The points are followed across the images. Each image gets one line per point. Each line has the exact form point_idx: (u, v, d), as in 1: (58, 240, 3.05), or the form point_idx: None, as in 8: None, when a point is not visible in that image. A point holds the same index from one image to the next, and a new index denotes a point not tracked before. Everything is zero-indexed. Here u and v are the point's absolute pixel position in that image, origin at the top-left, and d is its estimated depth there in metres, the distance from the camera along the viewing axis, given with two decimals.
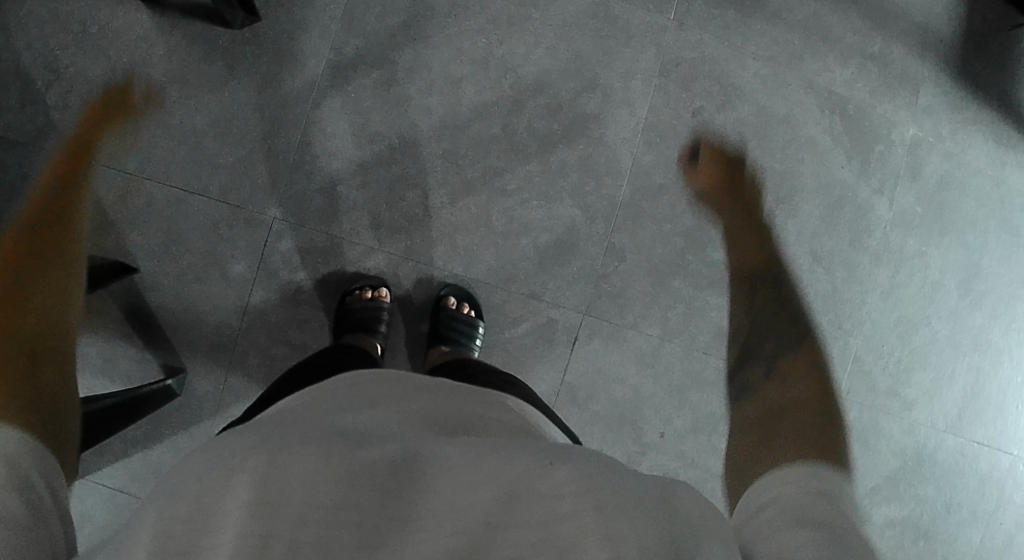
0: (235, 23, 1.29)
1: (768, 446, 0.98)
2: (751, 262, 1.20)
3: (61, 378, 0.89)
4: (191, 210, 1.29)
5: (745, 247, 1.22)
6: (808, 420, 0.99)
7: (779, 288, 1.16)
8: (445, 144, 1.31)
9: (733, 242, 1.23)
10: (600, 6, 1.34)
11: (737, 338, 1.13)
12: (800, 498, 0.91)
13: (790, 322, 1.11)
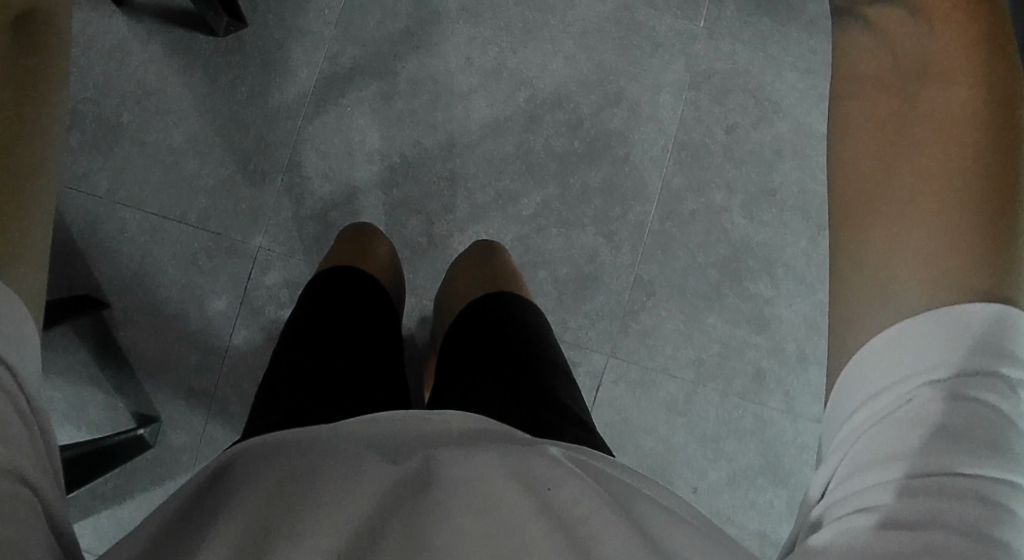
0: (218, 29, 1.15)
1: (884, 224, 0.73)
2: (981, 58, 0.75)
3: (26, 198, 0.67)
4: (167, 238, 1.15)
5: (892, 22, 0.79)
6: (939, 212, 0.71)
7: (933, 78, 0.75)
8: (451, 165, 1.17)
9: (918, 25, 0.77)
10: (625, 11, 1.20)
11: (856, 90, 0.79)
12: (942, 363, 0.66)
13: (920, 136, 0.74)
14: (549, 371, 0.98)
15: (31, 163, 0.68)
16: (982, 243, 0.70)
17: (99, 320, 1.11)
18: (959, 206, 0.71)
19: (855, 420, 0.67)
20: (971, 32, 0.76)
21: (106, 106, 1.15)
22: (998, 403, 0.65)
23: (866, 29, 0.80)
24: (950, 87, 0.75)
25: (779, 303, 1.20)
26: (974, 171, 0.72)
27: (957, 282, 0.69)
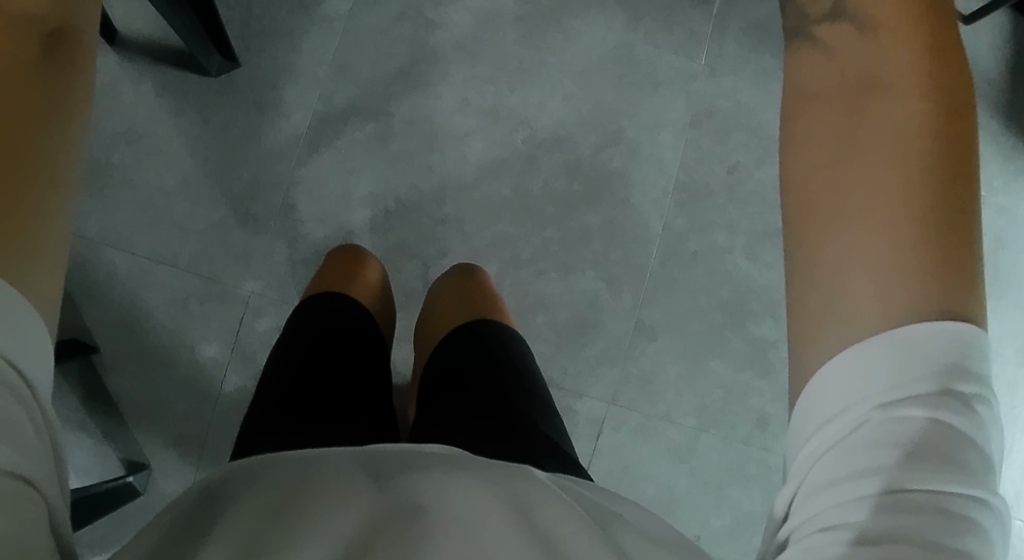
0: (211, 69, 1.12)
1: (839, 246, 0.69)
2: (924, 78, 0.71)
3: (47, 216, 0.64)
4: (157, 281, 1.12)
5: (839, 39, 0.76)
6: (892, 225, 0.68)
7: (880, 91, 0.72)
8: (448, 207, 1.14)
9: (864, 39, 0.74)
10: (625, 49, 1.18)
11: (804, 107, 0.76)
12: (896, 386, 0.63)
13: (871, 143, 0.71)
14: (527, 394, 0.94)
15: (53, 180, 0.64)
16: (941, 258, 0.66)
17: (84, 365, 1.09)
18: (913, 220, 0.67)
19: (811, 443, 0.65)
20: (923, 44, 0.72)
21: (94, 146, 1.12)
22: (955, 421, 0.62)
23: (815, 48, 0.78)
24: (900, 96, 0.71)
25: (784, 347, 1.18)
26: (931, 177, 0.68)
27: (918, 294, 0.65)
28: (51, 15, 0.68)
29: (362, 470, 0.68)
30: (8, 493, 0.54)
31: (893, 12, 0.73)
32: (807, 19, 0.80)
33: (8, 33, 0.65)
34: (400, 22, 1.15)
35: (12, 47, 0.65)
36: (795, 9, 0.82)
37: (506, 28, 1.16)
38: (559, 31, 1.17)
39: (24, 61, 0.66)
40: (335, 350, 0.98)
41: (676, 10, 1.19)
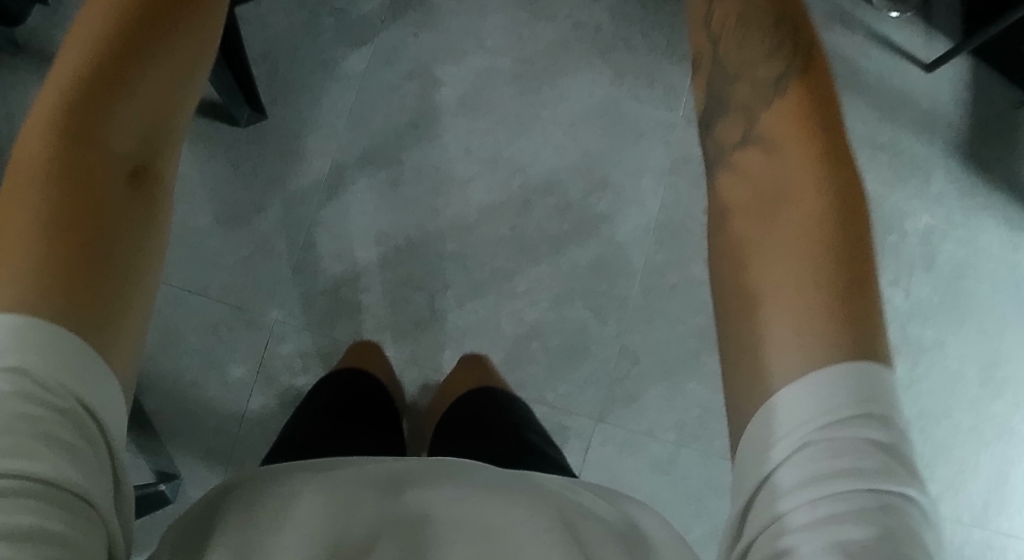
0: (241, 120, 1.26)
1: (771, 320, 0.79)
2: (824, 183, 0.82)
3: (121, 315, 0.72)
4: (190, 309, 1.25)
5: (750, 162, 0.88)
6: (811, 303, 0.77)
7: (786, 201, 0.83)
8: (452, 246, 1.28)
9: (770, 159, 0.86)
10: (610, 103, 1.32)
11: (731, 220, 0.87)
12: (830, 413, 0.72)
13: (790, 235, 0.82)
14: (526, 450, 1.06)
15: (124, 274, 0.73)
16: (852, 320, 0.76)
17: None
18: (829, 294, 0.77)
19: (768, 473, 0.72)
20: (821, 156, 0.84)
21: None
22: (881, 439, 0.71)
23: (730, 170, 0.89)
24: (803, 201, 0.82)
25: None
26: (837, 256, 0.79)
27: (834, 344, 0.75)
28: (136, 149, 0.77)
29: (376, 469, 0.83)
30: (59, 501, 0.64)
31: (791, 136, 0.86)
32: (724, 149, 0.91)
33: (100, 160, 0.74)
34: (410, 80, 1.30)
35: (104, 170, 0.74)
36: (715, 140, 0.92)
37: (503, 85, 1.31)
38: (552, 87, 1.31)
39: (112, 188, 0.74)
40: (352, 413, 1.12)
41: (656, 68, 1.33)
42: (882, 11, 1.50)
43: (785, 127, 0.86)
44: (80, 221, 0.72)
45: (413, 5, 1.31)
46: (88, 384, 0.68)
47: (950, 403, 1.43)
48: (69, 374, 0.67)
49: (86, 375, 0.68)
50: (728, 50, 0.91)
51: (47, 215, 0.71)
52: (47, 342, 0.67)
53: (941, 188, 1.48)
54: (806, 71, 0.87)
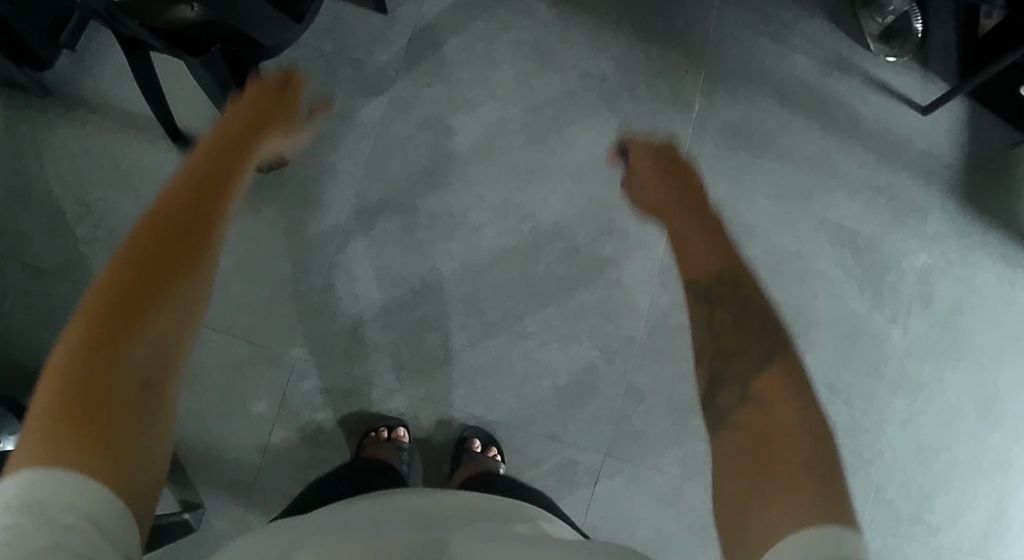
0: (263, 167, 1.32)
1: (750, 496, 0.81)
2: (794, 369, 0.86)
3: (134, 460, 0.79)
4: (215, 348, 1.29)
5: (739, 364, 0.88)
6: (788, 469, 0.80)
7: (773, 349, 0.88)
8: (464, 288, 1.33)
9: (759, 360, 0.87)
10: (615, 152, 1.38)
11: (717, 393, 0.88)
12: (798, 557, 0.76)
13: (774, 419, 0.83)
14: (519, 489, 1.08)
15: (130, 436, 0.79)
16: (828, 495, 0.79)
17: None
18: (808, 482, 0.80)
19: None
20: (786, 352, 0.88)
21: None
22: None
23: (718, 380, 0.88)
24: (786, 389, 0.85)
25: None
26: (819, 452, 0.81)
27: (803, 515, 0.78)
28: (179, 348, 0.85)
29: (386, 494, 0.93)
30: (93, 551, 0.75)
31: (779, 398, 0.84)
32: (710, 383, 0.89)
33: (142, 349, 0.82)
34: (424, 128, 1.36)
35: (140, 305, 0.82)
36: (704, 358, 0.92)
37: (513, 134, 1.37)
38: (560, 136, 1.38)
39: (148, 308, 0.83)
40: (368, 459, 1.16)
41: (660, 115, 1.41)
42: (879, 54, 1.49)
43: (778, 391, 0.85)
44: (108, 371, 0.80)
45: (427, 56, 1.37)
46: (138, 450, 0.79)
47: (949, 438, 1.42)
48: (122, 440, 0.78)
49: (138, 443, 0.80)
50: (719, 318, 0.92)
51: (73, 369, 0.79)
52: (105, 420, 0.78)
53: (938, 229, 1.47)
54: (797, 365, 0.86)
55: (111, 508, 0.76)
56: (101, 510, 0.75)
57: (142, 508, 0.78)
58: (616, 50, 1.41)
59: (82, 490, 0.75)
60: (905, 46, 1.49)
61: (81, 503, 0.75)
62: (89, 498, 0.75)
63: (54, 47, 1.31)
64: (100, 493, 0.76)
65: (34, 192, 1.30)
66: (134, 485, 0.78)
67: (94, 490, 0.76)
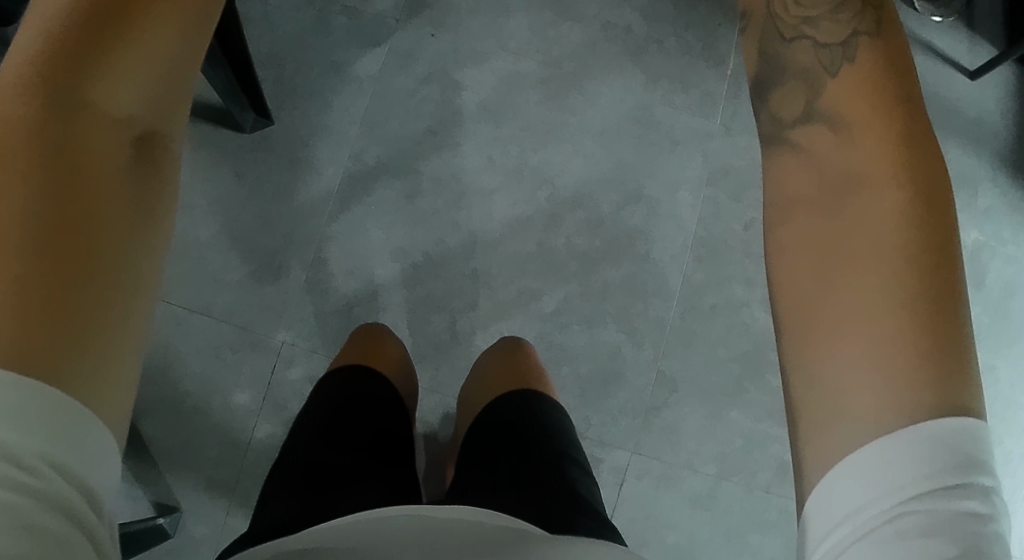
0: (246, 125, 1.17)
1: (838, 341, 0.73)
2: (898, 160, 0.78)
3: (107, 324, 0.68)
4: (191, 330, 1.14)
5: (815, 143, 0.82)
6: (890, 300, 0.73)
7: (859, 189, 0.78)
8: (472, 263, 1.18)
9: (840, 141, 0.81)
10: (641, 111, 1.23)
11: (795, 212, 0.81)
12: (927, 477, 0.65)
13: (860, 231, 0.77)
14: (560, 458, 0.93)
15: (104, 296, 0.69)
16: (943, 338, 0.71)
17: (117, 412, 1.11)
18: (908, 308, 0.72)
19: (837, 532, 0.66)
20: (897, 142, 0.78)
21: None
22: (979, 512, 0.65)
23: (794, 153, 0.83)
24: (880, 187, 0.77)
25: None
26: (923, 267, 0.73)
27: (920, 400, 0.68)
28: (151, 113, 0.77)
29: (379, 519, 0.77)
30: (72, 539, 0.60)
31: (857, 103, 0.81)
32: (782, 124, 0.84)
33: (106, 126, 0.74)
34: (427, 84, 1.21)
35: (107, 150, 0.73)
36: (770, 116, 0.86)
37: (527, 91, 1.22)
38: (579, 94, 1.23)
39: (115, 157, 0.73)
40: (367, 417, 1.00)
41: (691, 72, 1.24)
42: (925, 15, 1.35)
43: (858, 93, 0.81)
44: (75, 220, 0.69)
45: (429, 3, 1.22)
46: (70, 446, 0.62)
47: (1002, 433, 1.28)
48: (46, 441, 0.61)
49: (64, 429, 0.63)
50: (785, 5, 0.85)
51: (35, 215, 0.68)
52: (20, 406, 0.62)
53: (990, 203, 1.33)
54: (877, 46, 0.82)
55: (43, 537, 0.59)
56: (32, 546, 0.59)
57: (82, 531, 0.61)
58: None
59: (3, 523, 0.59)
60: (952, 5, 1.35)
61: (2, 539, 0.58)
62: (13, 533, 0.59)
63: None
64: (25, 524, 0.59)
65: None
66: (69, 506, 0.61)
67: (16, 521, 0.59)
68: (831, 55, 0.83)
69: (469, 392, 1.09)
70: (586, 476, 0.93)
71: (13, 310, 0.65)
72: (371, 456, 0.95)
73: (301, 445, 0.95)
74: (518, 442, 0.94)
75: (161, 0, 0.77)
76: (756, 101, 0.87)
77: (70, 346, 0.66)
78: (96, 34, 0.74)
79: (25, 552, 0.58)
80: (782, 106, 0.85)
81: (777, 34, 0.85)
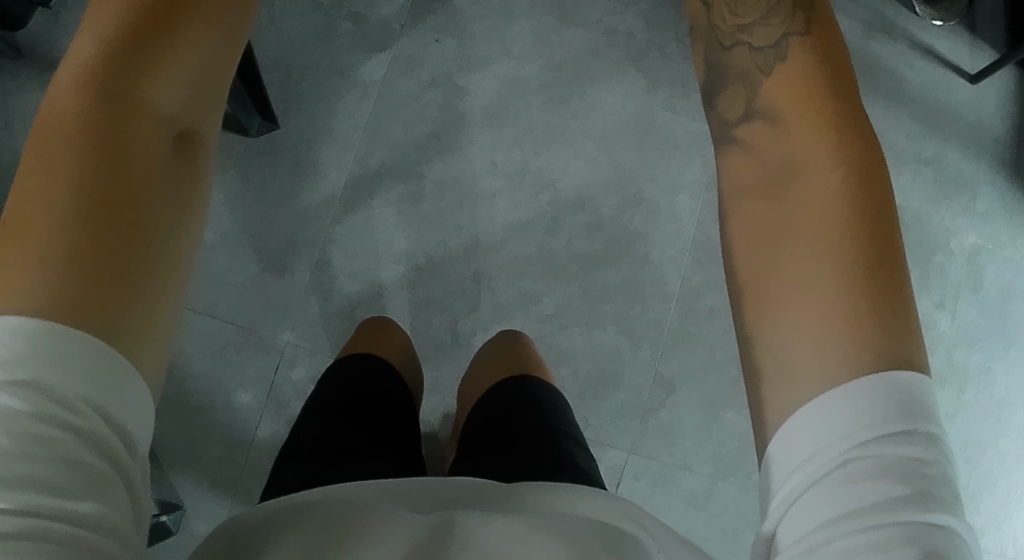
0: (252, 129, 1.19)
1: (782, 315, 0.75)
2: (831, 141, 0.80)
3: (140, 293, 0.71)
4: (196, 330, 1.16)
5: (757, 137, 0.84)
6: (826, 266, 0.75)
7: (802, 175, 0.80)
8: (473, 265, 1.20)
9: (777, 133, 0.83)
10: (642, 116, 1.25)
11: (744, 201, 0.83)
12: (870, 426, 0.67)
13: (800, 207, 0.78)
14: (556, 434, 0.94)
15: (144, 266, 0.72)
16: (879, 297, 0.73)
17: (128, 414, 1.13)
18: (846, 273, 0.74)
19: (789, 482, 0.69)
20: (828, 123, 0.81)
21: None
22: (924, 458, 0.66)
23: (739, 149, 0.85)
24: (815, 167, 0.79)
25: None
26: (866, 237, 0.75)
27: (858, 356, 0.71)
28: (186, 111, 0.80)
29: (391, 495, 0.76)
30: (105, 472, 0.64)
31: (791, 96, 0.83)
32: (727, 124, 0.86)
33: (148, 119, 0.77)
34: (431, 88, 1.23)
35: (150, 139, 0.76)
36: (717, 118, 0.88)
37: (530, 95, 1.24)
38: (582, 98, 1.24)
39: (158, 148, 0.76)
40: (371, 395, 1.01)
41: (692, 76, 1.26)
42: (926, 19, 1.36)
43: (791, 85, 0.83)
44: (119, 192, 0.72)
45: (435, 9, 1.24)
46: (110, 390, 0.66)
47: (997, 434, 1.30)
48: (88, 383, 0.65)
49: (104, 375, 0.66)
50: (723, 14, 0.88)
51: (85, 188, 0.71)
52: (67, 350, 0.65)
53: (988, 206, 1.34)
54: (808, 36, 0.85)
55: (79, 470, 0.63)
56: (70, 478, 0.62)
57: (118, 471, 0.65)
58: (644, 4, 1.26)
59: (46, 456, 0.62)
60: (952, 9, 1.36)
61: (45, 470, 0.62)
62: (51, 461, 0.62)
63: (31, 6, 1.19)
64: (67, 457, 0.62)
65: (4, 160, 1.18)
66: (107, 446, 0.64)
67: (57, 454, 0.62)
68: (764, 56, 0.85)
69: (471, 375, 1.10)
70: (589, 454, 0.94)
71: (62, 274, 0.68)
72: (381, 434, 0.97)
73: (310, 420, 0.97)
74: (523, 421, 0.95)
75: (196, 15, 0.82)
76: (706, 107, 0.89)
77: (110, 312, 0.68)
78: (141, 37, 0.78)
79: (64, 484, 0.62)
80: (727, 106, 0.87)
81: (717, 44, 0.88)
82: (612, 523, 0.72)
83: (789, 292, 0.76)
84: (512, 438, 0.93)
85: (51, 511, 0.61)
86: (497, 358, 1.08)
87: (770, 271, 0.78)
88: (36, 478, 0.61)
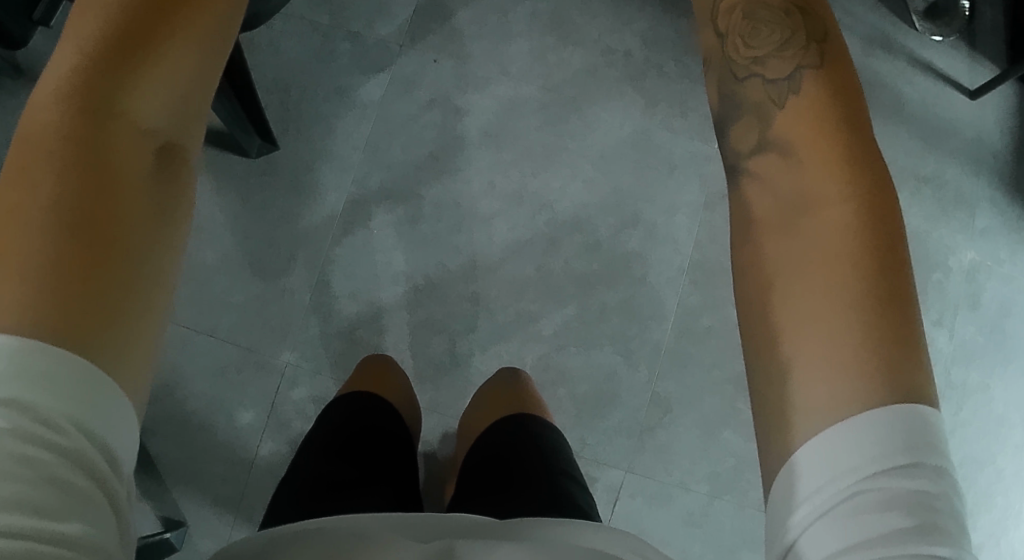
0: (252, 150, 1.19)
1: (793, 349, 0.75)
2: (843, 175, 0.80)
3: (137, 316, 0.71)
4: (197, 351, 1.17)
5: (771, 170, 0.83)
6: (835, 303, 0.75)
7: (813, 208, 0.80)
8: (472, 285, 1.21)
9: (790, 165, 0.82)
10: (640, 135, 1.25)
11: (754, 233, 0.82)
12: (877, 460, 0.68)
13: (811, 242, 0.79)
14: (556, 475, 0.94)
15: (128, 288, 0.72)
16: (891, 335, 0.74)
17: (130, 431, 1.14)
18: (856, 309, 0.75)
19: (797, 512, 0.69)
20: (841, 157, 0.81)
21: None
22: (932, 491, 0.68)
23: (752, 181, 0.84)
24: (826, 199, 0.80)
25: None
26: (875, 273, 0.76)
27: (872, 395, 0.71)
28: (171, 126, 0.79)
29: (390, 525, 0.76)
30: (90, 492, 0.65)
31: (806, 130, 0.83)
32: (740, 155, 0.85)
33: (128, 138, 0.76)
34: (430, 109, 1.23)
35: (132, 158, 0.76)
36: (730, 148, 0.86)
37: (528, 115, 1.25)
38: (579, 118, 1.25)
39: (138, 165, 0.76)
40: (369, 432, 1.02)
41: (690, 95, 1.26)
42: (925, 34, 1.37)
43: (806, 119, 0.83)
44: (99, 215, 0.72)
45: (434, 29, 1.25)
46: (94, 411, 0.66)
47: (994, 451, 1.30)
48: (73, 405, 0.66)
49: (90, 396, 0.67)
50: (737, 46, 0.86)
51: (64, 213, 0.71)
52: (52, 372, 0.66)
53: (986, 224, 1.34)
54: (822, 68, 0.84)
55: (66, 491, 0.64)
56: (56, 498, 0.63)
57: (102, 490, 0.66)
58: (642, 23, 1.27)
59: (30, 476, 0.63)
60: (952, 24, 1.37)
61: (31, 491, 0.63)
62: (37, 482, 0.63)
63: (28, 25, 1.14)
64: (51, 477, 0.63)
65: None
66: (91, 466, 0.65)
67: (42, 474, 0.63)
68: (778, 89, 0.84)
69: (472, 407, 1.11)
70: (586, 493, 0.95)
71: (41, 297, 0.68)
72: (376, 470, 0.98)
73: (308, 454, 0.98)
74: (523, 458, 0.96)
75: (179, 29, 0.81)
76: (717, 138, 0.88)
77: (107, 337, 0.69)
78: (122, 56, 0.78)
79: (50, 505, 0.63)
80: (742, 136, 0.86)
81: (730, 76, 0.86)
82: (610, 548, 0.72)
83: (800, 326, 0.76)
84: (512, 476, 0.93)
85: (36, 530, 0.62)
86: (496, 393, 1.09)
87: (779, 302, 0.78)
88: (23, 498, 0.62)
